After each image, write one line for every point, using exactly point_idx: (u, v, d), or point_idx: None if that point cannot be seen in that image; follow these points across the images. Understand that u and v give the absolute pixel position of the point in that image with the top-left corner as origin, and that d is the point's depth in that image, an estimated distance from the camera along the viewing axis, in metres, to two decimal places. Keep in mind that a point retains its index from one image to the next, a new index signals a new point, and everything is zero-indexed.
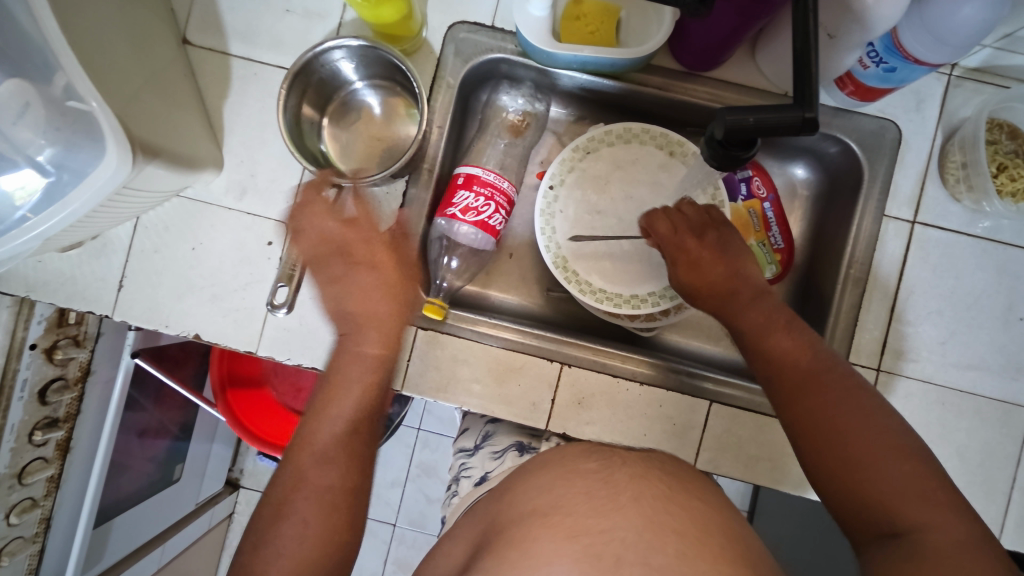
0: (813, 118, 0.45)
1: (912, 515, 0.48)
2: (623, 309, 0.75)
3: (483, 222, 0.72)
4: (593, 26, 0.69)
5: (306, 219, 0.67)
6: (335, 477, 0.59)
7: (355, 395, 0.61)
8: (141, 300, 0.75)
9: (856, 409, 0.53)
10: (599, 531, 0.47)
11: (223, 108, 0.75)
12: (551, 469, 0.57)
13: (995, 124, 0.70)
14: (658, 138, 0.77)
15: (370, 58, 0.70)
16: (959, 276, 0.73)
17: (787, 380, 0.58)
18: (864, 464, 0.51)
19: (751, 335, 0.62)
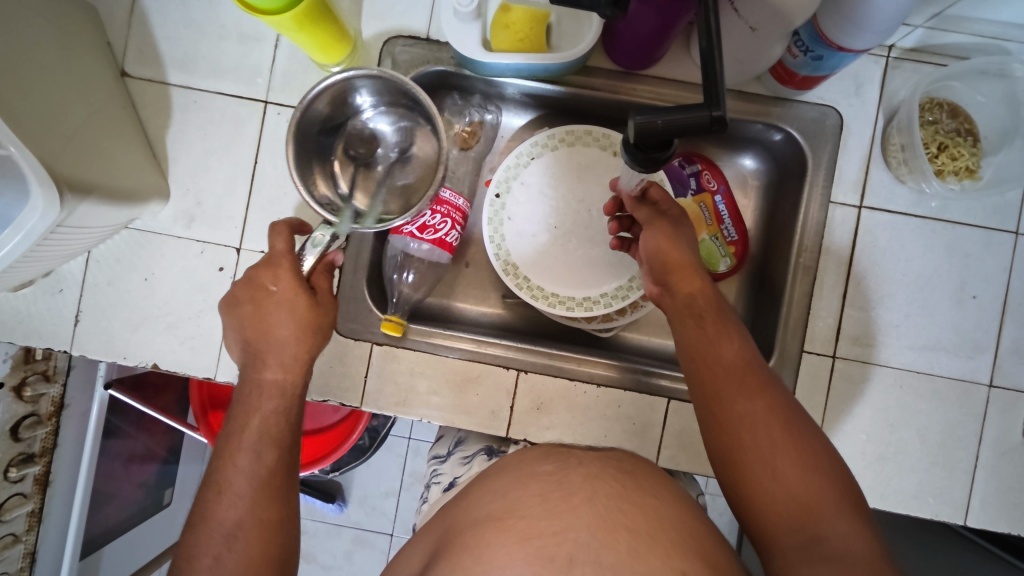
0: (721, 115, 0.45)
1: (832, 519, 0.48)
2: (578, 312, 0.75)
3: (440, 239, 0.72)
4: (523, 33, 0.68)
5: (255, 272, 0.61)
6: (267, 489, 0.55)
7: (245, 471, 0.55)
8: (98, 333, 0.75)
9: (777, 415, 0.54)
10: (552, 532, 0.44)
11: (166, 138, 0.76)
12: (507, 473, 0.54)
13: (934, 103, 0.71)
14: (601, 138, 0.77)
15: (392, 88, 0.66)
16: (910, 258, 0.73)
17: (714, 380, 0.57)
18: (775, 482, 0.51)
19: (688, 330, 0.61)
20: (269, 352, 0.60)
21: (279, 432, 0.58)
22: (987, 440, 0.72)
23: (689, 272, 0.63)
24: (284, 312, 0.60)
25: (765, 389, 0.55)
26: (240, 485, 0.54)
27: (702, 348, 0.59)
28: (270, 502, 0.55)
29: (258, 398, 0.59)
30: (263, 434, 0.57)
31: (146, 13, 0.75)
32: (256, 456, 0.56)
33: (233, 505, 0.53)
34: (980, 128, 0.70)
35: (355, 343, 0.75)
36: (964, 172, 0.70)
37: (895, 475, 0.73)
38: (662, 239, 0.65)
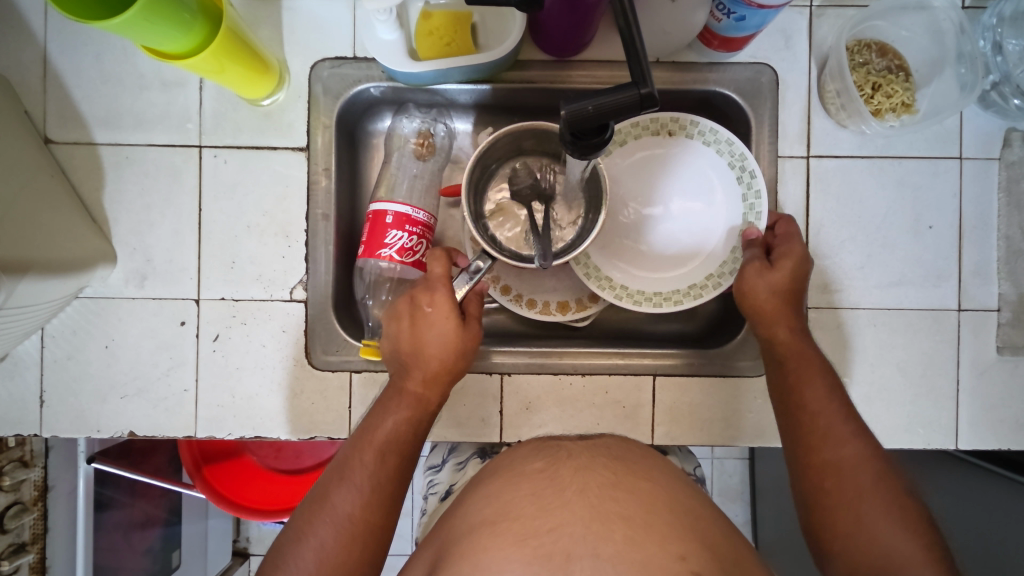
0: (650, 93, 0.46)
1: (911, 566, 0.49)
2: (687, 302, 0.71)
3: (418, 260, 0.71)
4: (447, 37, 0.67)
5: (415, 288, 0.64)
6: (382, 495, 0.56)
7: (365, 469, 0.57)
8: (66, 411, 0.73)
9: (869, 468, 0.56)
10: (547, 531, 0.45)
11: (103, 199, 0.73)
12: (499, 474, 0.54)
13: (862, 45, 0.71)
14: (668, 124, 0.73)
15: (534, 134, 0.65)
16: (864, 199, 0.74)
17: (803, 426, 0.61)
18: (870, 537, 0.52)
19: (787, 372, 0.64)
20: (421, 368, 0.62)
21: (406, 445, 0.60)
22: (964, 362, 0.74)
23: (783, 314, 0.65)
24: (446, 338, 0.61)
25: (857, 436, 0.58)
26: (362, 481, 0.56)
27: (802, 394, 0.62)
28: (371, 507, 0.56)
29: (393, 402, 0.61)
30: (392, 439, 0.59)
31: (60, 75, 0.73)
32: (381, 459, 0.58)
33: (342, 491, 0.56)
34: (909, 62, 0.71)
35: (333, 375, 0.74)
36: (901, 108, 0.71)
37: (883, 412, 0.74)
38: (756, 283, 0.65)
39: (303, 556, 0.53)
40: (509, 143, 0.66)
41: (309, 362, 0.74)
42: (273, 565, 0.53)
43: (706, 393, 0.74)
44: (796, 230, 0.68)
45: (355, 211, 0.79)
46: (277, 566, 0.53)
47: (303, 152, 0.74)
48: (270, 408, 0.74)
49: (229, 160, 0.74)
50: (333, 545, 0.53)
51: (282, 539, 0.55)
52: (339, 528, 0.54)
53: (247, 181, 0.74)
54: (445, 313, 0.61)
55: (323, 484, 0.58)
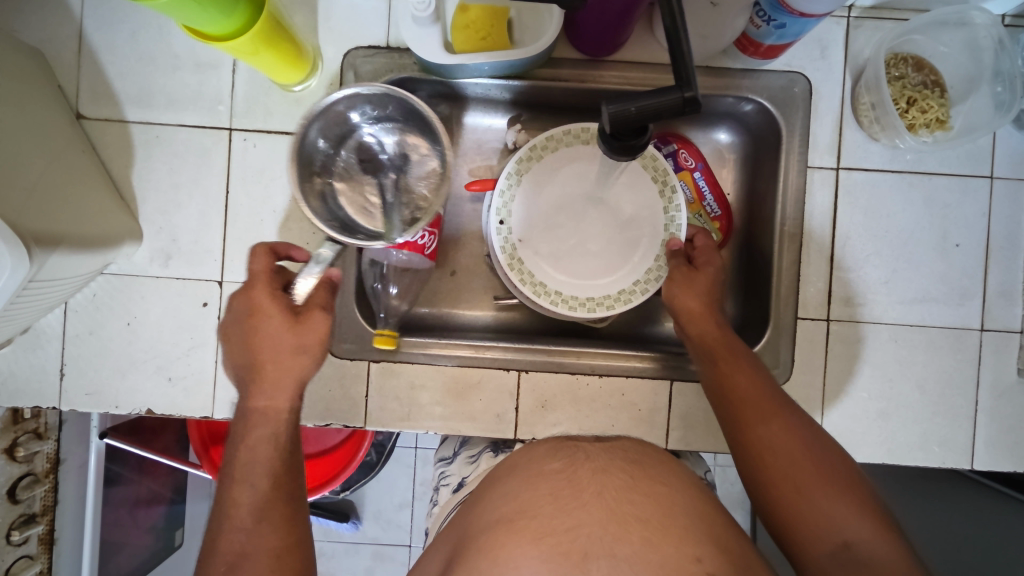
0: (693, 96, 0.45)
1: (847, 523, 0.50)
2: (618, 308, 0.71)
3: (412, 244, 0.70)
4: (483, 31, 0.67)
5: (234, 300, 0.60)
6: (271, 517, 0.54)
7: (246, 499, 0.54)
8: (86, 386, 0.74)
9: (799, 438, 0.57)
10: (565, 530, 0.45)
11: (132, 177, 0.73)
12: (517, 475, 0.54)
13: (899, 58, 0.71)
14: (581, 133, 0.72)
15: (408, 109, 0.64)
16: (892, 214, 0.74)
17: (735, 405, 0.61)
18: (811, 506, 0.52)
19: (713, 355, 0.64)
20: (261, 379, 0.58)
21: (275, 458, 0.56)
22: (984, 383, 0.74)
23: (709, 313, 0.66)
24: (286, 342, 0.57)
25: (783, 412, 0.59)
26: (245, 517, 0.53)
27: (726, 374, 0.63)
28: (275, 532, 0.53)
29: (246, 426, 0.57)
30: (257, 458, 0.55)
31: (95, 51, 0.73)
32: (250, 486, 0.54)
33: (234, 531, 0.52)
34: (945, 78, 0.71)
35: (352, 363, 0.74)
36: (934, 124, 0.70)
37: (900, 428, 0.74)
38: (684, 285, 0.67)
39: None
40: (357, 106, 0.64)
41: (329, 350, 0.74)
42: None
43: None
44: (712, 244, 0.71)
45: None
46: None
47: None
48: None
49: (258, 144, 0.74)
50: None
51: None
52: (247, 566, 0.51)
53: (274, 166, 0.74)
54: (277, 316, 0.58)
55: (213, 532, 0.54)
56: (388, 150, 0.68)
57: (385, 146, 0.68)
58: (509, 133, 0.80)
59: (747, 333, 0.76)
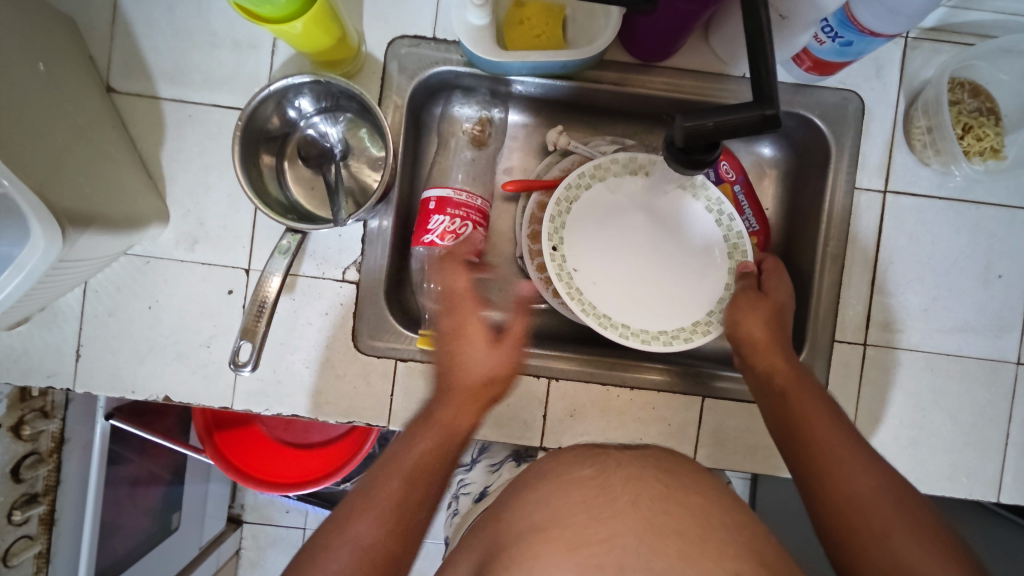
0: (773, 115, 0.43)
1: (888, 536, 0.50)
2: (699, 338, 0.68)
3: (462, 244, 0.69)
4: (539, 29, 0.65)
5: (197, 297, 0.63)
6: (400, 527, 0.51)
7: (379, 503, 0.52)
8: (102, 368, 0.71)
9: (880, 483, 0.53)
10: (599, 541, 0.43)
11: (161, 156, 0.71)
12: (547, 479, 0.52)
13: (957, 83, 0.69)
14: (627, 163, 0.71)
15: (338, 92, 0.65)
16: (936, 240, 0.72)
17: (808, 446, 0.58)
18: (902, 559, 0.48)
19: (779, 391, 0.62)
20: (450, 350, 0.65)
21: (432, 462, 0.55)
22: (1016, 416, 0.73)
23: (774, 349, 0.65)
24: (451, 319, 0.66)
25: (859, 456, 0.56)
26: (383, 513, 0.51)
27: (777, 380, 0.64)
28: (399, 535, 0.51)
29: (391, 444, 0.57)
30: (427, 454, 0.56)
31: (129, 23, 0.70)
32: (406, 488, 0.53)
33: (344, 535, 0.50)
34: (1001, 106, 0.69)
35: (378, 360, 0.72)
36: (989, 153, 0.69)
37: (929, 458, 0.73)
38: (749, 310, 0.66)
39: None
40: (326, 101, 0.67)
41: (355, 345, 0.72)
42: None
43: (753, 419, 0.73)
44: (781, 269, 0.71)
45: (412, 196, 0.77)
46: None
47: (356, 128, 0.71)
48: (311, 388, 0.72)
49: None
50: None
51: None
52: (347, 564, 0.48)
53: None
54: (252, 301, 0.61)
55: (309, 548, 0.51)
56: (334, 141, 0.70)
57: (327, 138, 0.70)
58: (549, 133, 0.78)
59: None
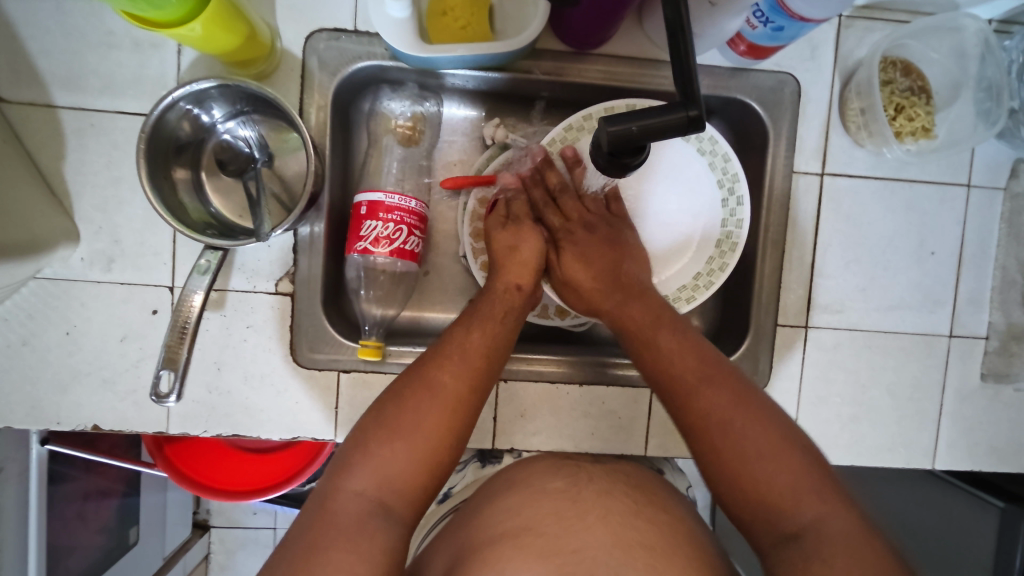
0: (699, 116, 0.42)
1: (798, 509, 0.49)
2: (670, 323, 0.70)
3: (398, 249, 0.66)
4: (462, 20, 0.62)
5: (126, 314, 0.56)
6: (460, 412, 0.54)
7: (431, 399, 0.53)
8: (21, 401, 0.67)
9: (755, 414, 0.53)
10: (570, 551, 0.42)
11: (64, 170, 0.65)
12: (515, 489, 0.51)
13: (889, 62, 0.69)
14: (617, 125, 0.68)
15: (248, 93, 0.60)
16: (872, 221, 0.73)
17: (669, 378, 0.57)
18: (761, 476, 0.51)
19: (628, 323, 0.62)
20: (508, 268, 0.64)
21: (487, 360, 0.58)
22: (949, 387, 0.76)
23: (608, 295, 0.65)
24: (506, 238, 0.66)
25: (734, 378, 0.56)
26: (439, 400, 0.54)
27: (661, 360, 0.59)
28: (456, 422, 0.54)
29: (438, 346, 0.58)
30: (472, 354, 0.57)
31: (12, 24, 0.63)
32: (463, 386, 0.55)
33: (410, 420, 0.52)
34: (932, 84, 0.70)
35: (320, 374, 0.70)
36: (920, 133, 0.69)
37: (869, 431, 0.76)
38: (582, 254, 0.67)
39: (359, 481, 0.50)
40: (237, 103, 0.62)
41: (295, 359, 0.69)
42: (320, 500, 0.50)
43: None
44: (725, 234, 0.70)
45: (346, 197, 0.74)
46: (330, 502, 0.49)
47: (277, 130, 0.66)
48: (251, 406, 0.69)
49: None
50: (378, 478, 0.50)
51: (310, 505, 0.50)
52: (411, 448, 0.51)
53: None
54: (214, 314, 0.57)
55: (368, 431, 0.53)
56: (254, 146, 0.66)
57: (245, 142, 0.66)
58: (485, 126, 0.75)
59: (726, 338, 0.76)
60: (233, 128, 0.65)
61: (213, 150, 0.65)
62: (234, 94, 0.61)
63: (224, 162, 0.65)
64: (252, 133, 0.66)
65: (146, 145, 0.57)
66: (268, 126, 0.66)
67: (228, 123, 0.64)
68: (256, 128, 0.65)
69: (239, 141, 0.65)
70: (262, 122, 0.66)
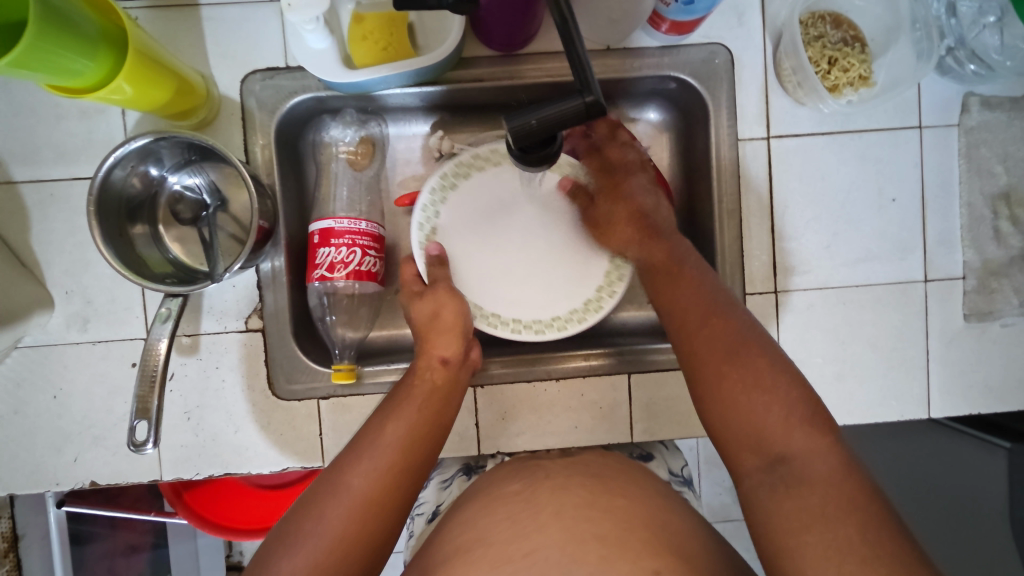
0: (596, 101, 0.43)
1: (790, 437, 0.49)
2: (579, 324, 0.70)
3: (354, 271, 0.68)
4: (383, 41, 0.63)
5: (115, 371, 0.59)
6: (391, 491, 0.54)
7: (361, 480, 0.53)
8: (21, 466, 0.69)
9: (730, 352, 0.55)
10: (521, 555, 0.43)
11: (31, 241, 0.68)
12: (477, 499, 0.53)
13: (816, 17, 0.69)
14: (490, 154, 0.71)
15: (189, 143, 0.63)
16: (826, 177, 0.73)
17: (680, 320, 0.59)
18: (758, 408, 0.51)
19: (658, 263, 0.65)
20: (434, 338, 0.64)
21: (421, 440, 0.57)
22: (933, 332, 0.74)
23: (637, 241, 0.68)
24: (427, 306, 0.66)
25: (729, 316, 0.58)
26: (367, 480, 0.53)
27: (676, 299, 0.61)
28: (384, 501, 0.53)
29: (369, 429, 0.58)
30: (405, 433, 0.57)
31: None
32: (396, 466, 0.55)
33: (337, 500, 0.52)
34: (863, 32, 0.69)
35: (300, 404, 0.71)
36: (858, 81, 0.69)
37: (856, 388, 0.74)
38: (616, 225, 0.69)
39: (278, 574, 0.47)
40: (182, 154, 0.64)
41: (273, 392, 0.71)
42: None
43: (683, 386, 0.74)
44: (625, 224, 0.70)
45: (305, 229, 0.75)
46: None
47: (226, 174, 0.69)
48: (237, 444, 0.71)
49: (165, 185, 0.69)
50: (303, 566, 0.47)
51: None
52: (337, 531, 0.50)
53: None
54: None
55: (295, 518, 0.51)
56: (204, 192, 0.68)
57: (197, 190, 0.68)
58: (431, 140, 0.77)
59: None
60: (182, 178, 0.67)
61: (167, 201, 0.67)
62: (176, 147, 0.63)
63: (177, 211, 0.68)
64: (202, 180, 0.68)
65: (96, 207, 0.59)
66: (217, 170, 0.68)
67: (176, 175, 0.67)
68: (205, 175, 0.68)
69: (190, 190, 0.68)
70: (209, 169, 0.68)
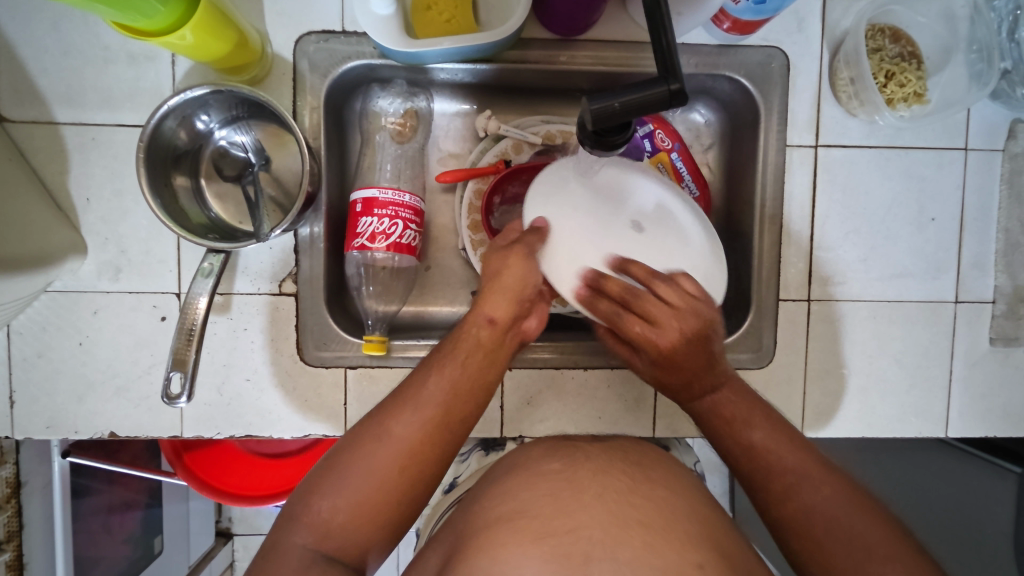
0: (680, 88, 0.42)
1: (885, 562, 0.44)
2: None
3: (395, 244, 0.67)
4: (446, 14, 0.63)
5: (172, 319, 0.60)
6: (434, 448, 0.51)
7: (399, 442, 0.50)
8: (40, 411, 0.69)
9: (822, 469, 0.50)
10: (566, 532, 0.41)
11: (69, 184, 0.67)
12: (512, 472, 0.51)
13: (876, 30, 0.69)
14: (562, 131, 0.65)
15: (242, 97, 0.62)
16: (870, 190, 0.73)
17: (716, 415, 0.56)
18: (842, 525, 0.46)
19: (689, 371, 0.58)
20: (496, 295, 0.59)
21: (466, 402, 0.54)
22: (959, 353, 0.75)
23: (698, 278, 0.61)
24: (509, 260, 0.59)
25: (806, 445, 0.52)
26: (404, 440, 0.50)
27: (719, 403, 0.57)
28: (424, 461, 0.51)
29: (416, 382, 0.54)
30: (448, 395, 0.53)
31: (12, 46, 0.65)
32: (438, 427, 0.52)
33: (375, 456, 0.50)
34: (922, 49, 0.69)
35: (327, 372, 0.71)
36: (912, 98, 0.69)
37: (878, 402, 0.75)
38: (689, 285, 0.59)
39: (314, 520, 0.48)
40: (231, 108, 0.63)
41: (302, 358, 0.70)
42: (279, 533, 0.48)
43: None
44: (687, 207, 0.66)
45: (344, 198, 0.75)
46: (287, 533, 0.47)
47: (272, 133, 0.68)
48: (261, 406, 0.71)
49: None
50: (336, 520, 0.47)
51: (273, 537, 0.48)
52: (371, 490, 0.49)
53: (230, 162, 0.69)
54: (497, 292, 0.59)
55: (332, 465, 0.50)
56: (249, 150, 0.68)
57: (242, 147, 0.67)
58: (478, 119, 0.76)
59: (728, 316, 0.76)
60: (229, 133, 0.66)
61: (212, 155, 0.67)
62: (227, 98, 0.61)
63: (222, 166, 0.67)
64: (250, 135, 0.67)
65: (146, 153, 0.59)
66: (264, 129, 0.67)
67: (226, 128, 0.66)
68: (251, 132, 0.67)
69: (236, 145, 0.67)
70: (256, 124, 0.67)
